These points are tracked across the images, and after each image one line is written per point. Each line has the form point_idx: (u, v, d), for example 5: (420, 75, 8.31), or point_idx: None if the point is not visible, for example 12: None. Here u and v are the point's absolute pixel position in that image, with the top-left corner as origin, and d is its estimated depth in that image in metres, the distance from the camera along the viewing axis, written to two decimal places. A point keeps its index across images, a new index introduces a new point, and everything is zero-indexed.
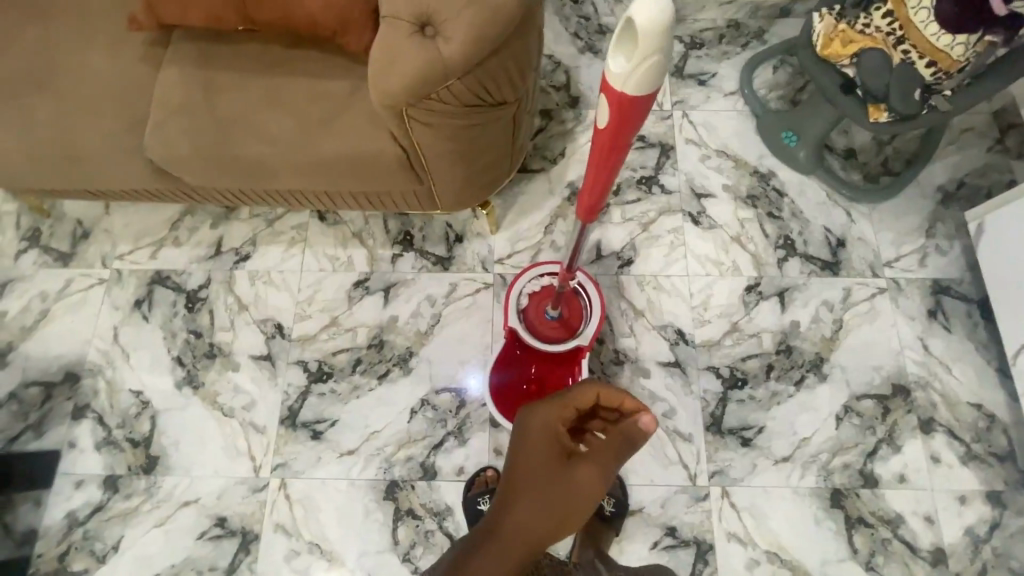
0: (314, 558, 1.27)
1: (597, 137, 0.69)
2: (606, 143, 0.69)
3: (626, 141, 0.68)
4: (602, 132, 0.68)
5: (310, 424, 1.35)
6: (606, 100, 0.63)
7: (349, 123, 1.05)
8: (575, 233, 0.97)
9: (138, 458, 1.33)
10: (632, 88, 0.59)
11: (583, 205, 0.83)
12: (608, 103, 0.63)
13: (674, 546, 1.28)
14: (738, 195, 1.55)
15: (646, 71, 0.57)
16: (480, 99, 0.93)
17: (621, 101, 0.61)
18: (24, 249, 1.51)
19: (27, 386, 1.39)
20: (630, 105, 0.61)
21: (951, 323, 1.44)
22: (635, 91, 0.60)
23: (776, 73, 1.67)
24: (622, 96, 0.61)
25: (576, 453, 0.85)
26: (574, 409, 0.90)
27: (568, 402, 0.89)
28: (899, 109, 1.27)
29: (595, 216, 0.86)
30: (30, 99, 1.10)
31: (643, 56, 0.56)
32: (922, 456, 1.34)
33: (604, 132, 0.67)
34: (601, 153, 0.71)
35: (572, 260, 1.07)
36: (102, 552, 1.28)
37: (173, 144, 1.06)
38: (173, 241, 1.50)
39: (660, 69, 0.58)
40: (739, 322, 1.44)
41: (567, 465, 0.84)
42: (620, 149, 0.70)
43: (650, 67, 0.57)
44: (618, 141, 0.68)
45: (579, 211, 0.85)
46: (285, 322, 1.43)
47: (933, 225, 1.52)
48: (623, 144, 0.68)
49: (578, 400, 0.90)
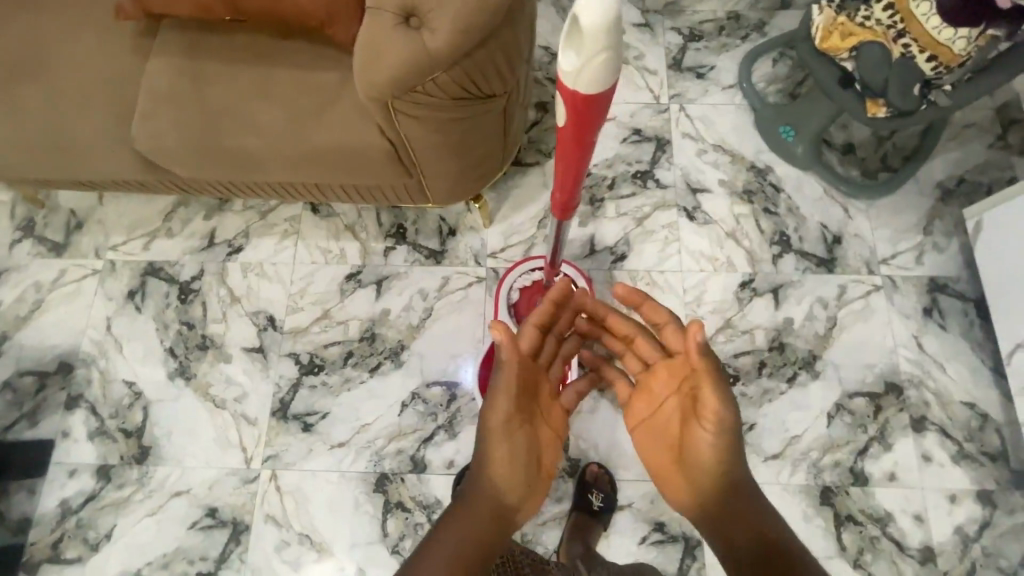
0: (304, 548, 1.28)
1: (560, 136, 0.69)
2: (570, 142, 0.68)
3: (592, 137, 0.67)
4: (565, 130, 0.67)
5: (302, 417, 1.36)
6: (564, 99, 0.62)
7: (337, 115, 1.04)
8: (556, 227, 0.96)
9: (131, 448, 1.34)
10: (584, 85, 0.58)
11: (557, 202, 0.83)
12: (565, 101, 0.62)
13: (662, 541, 1.29)
14: (734, 190, 1.54)
15: (598, 68, 0.56)
16: (468, 92, 0.92)
17: (577, 99, 0.60)
18: (18, 239, 1.51)
19: (22, 375, 1.40)
20: (590, 104, 0.61)
21: (947, 322, 1.42)
22: (590, 89, 0.59)
23: (776, 66, 1.65)
24: (577, 94, 0.60)
25: None
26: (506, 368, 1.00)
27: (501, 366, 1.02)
28: (897, 104, 1.25)
29: (571, 212, 0.86)
30: (18, 89, 1.09)
31: (593, 52, 0.55)
32: (913, 454, 1.33)
33: (566, 131, 0.67)
34: (567, 150, 0.70)
35: (555, 254, 1.07)
36: (95, 540, 1.29)
37: (161, 136, 1.06)
38: (166, 232, 1.50)
39: (612, 65, 0.57)
40: (732, 318, 1.43)
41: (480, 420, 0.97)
42: (587, 146, 0.69)
43: (601, 64, 0.56)
44: (581, 140, 0.67)
45: (554, 206, 0.85)
46: (277, 314, 1.43)
47: (931, 222, 1.50)
48: (590, 141, 0.67)
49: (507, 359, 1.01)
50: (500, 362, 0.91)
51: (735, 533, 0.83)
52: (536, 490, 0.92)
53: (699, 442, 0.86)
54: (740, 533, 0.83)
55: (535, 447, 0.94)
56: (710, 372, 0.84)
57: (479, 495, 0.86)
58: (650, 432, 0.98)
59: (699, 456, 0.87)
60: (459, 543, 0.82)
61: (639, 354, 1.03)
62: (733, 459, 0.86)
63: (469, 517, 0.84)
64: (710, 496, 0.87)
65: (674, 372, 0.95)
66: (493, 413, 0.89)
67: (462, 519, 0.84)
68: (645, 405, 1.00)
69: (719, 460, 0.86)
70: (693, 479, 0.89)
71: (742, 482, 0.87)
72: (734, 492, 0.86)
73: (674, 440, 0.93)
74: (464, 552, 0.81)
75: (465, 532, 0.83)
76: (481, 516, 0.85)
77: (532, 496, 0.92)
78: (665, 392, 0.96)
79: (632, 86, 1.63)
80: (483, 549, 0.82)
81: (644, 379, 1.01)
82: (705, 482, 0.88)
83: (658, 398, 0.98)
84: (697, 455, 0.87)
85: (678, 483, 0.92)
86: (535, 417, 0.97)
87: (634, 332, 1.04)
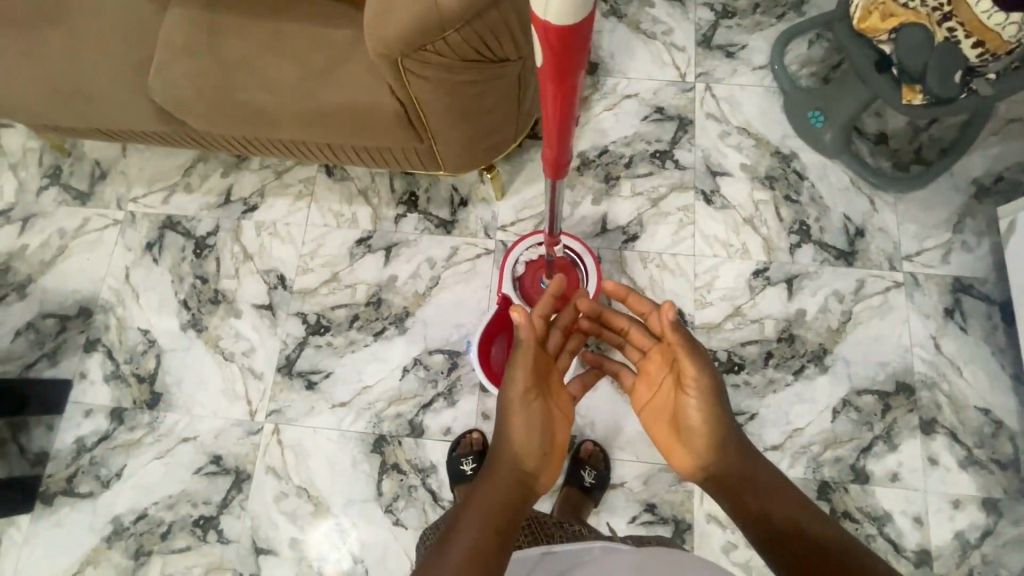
0: (301, 501, 1.32)
1: (543, 81, 0.65)
2: (555, 91, 0.65)
3: (574, 82, 0.63)
4: (545, 73, 0.63)
5: (306, 374, 1.39)
6: (539, 36, 0.57)
7: (348, 73, 1.03)
8: (550, 191, 0.95)
9: (143, 393, 1.39)
10: (554, 15, 0.53)
11: (548, 159, 0.81)
12: (540, 39, 0.58)
13: (652, 522, 1.29)
14: (755, 175, 1.49)
15: None
16: (479, 55, 0.90)
17: (550, 33, 0.56)
18: (45, 185, 1.55)
19: (44, 317, 1.46)
20: (566, 37, 0.56)
21: (968, 324, 1.37)
22: (562, 19, 0.54)
23: (811, 48, 1.58)
24: (550, 26, 0.55)
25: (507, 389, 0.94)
26: None
27: None
28: (935, 92, 1.20)
29: (563, 172, 0.84)
30: (36, 31, 1.10)
31: None
32: (919, 456, 1.30)
33: (547, 73, 0.63)
34: (555, 97, 0.66)
35: (554, 224, 1.08)
36: (106, 477, 1.35)
37: (175, 87, 1.07)
38: (185, 187, 1.53)
39: None
40: (742, 306, 1.40)
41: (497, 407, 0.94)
42: (571, 90, 0.65)
43: None
44: (563, 86, 0.64)
45: (546, 165, 0.84)
46: (287, 274, 1.45)
47: (962, 219, 1.44)
48: (572, 86, 0.64)
49: None
50: (517, 343, 0.92)
51: (744, 498, 0.79)
52: (554, 461, 0.89)
53: (687, 410, 0.87)
54: (751, 498, 0.79)
55: (554, 420, 0.91)
56: (687, 344, 0.87)
57: (499, 466, 0.83)
58: (652, 415, 0.96)
59: (690, 424, 0.86)
60: (482, 514, 0.76)
61: (637, 343, 1.05)
62: (728, 421, 0.86)
63: (493, 486, 0.80)
64: (713, 464, 0.84)
65: (665, 351, 0.97)
66: (511, 388, 0.89)
67: (483, 490, 0.80)
68: (643, 393, 0.99)
69: (711, 427, 0.85)
70: (690, 450, 0.87)
71: (743, 444, 0.85)
72: (737, 457, 0.83)
73: (668, 417, 0.91)
74: (487, 521, 0.75)
75: (488, 502, 0.78)
76: (504, 486, 0.80)
77: (549, 467, 0.88)
78: (659, 376, 0.97)
79: (658, 62, 1.58)
80: (510, 518, 0.77)
81: (643, 364, 1.02)
82: (704, 452, 0.85)
83: (656, 378, 0.97)
84: (689, 425, 0.87)
85: (681, 460, 0.88)
86: (554, 393, 0.96)
87: (628, 322, 1.06)
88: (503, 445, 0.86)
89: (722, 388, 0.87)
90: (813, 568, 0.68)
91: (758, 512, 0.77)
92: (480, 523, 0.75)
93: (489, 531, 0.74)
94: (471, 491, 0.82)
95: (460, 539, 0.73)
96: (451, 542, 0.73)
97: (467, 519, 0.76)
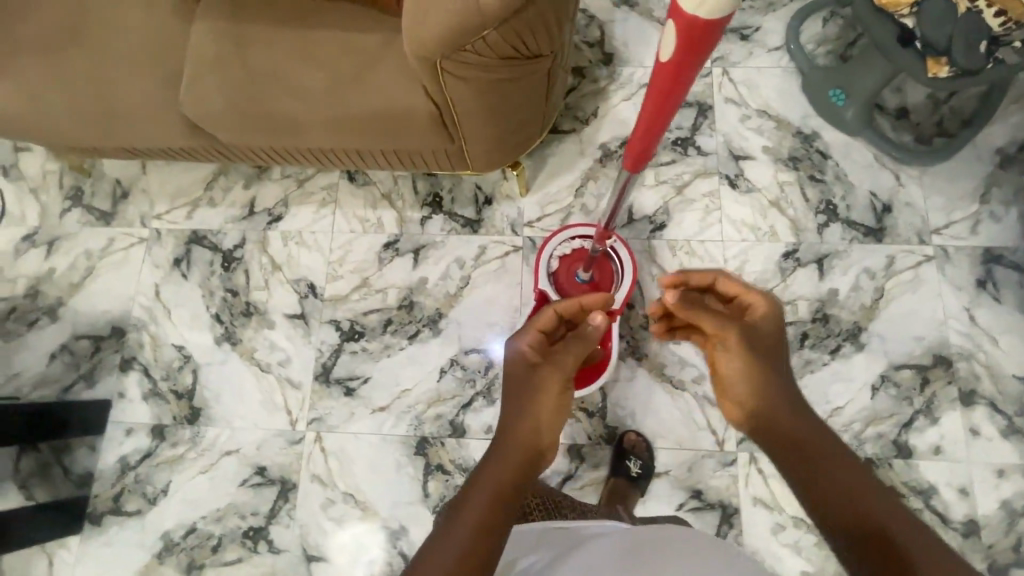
0: (349, 507, 1.32)
1: (657, 76, 0.63)
2: (664, 85, 0.63)
3: (690, 79, 0.61)
4: (665, 68, 0.61)
5: (344, 381, 1.39)
6: (674, 29, 0.55)
7: (381, 77, 1.02)
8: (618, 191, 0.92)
9: (183, 409, 1.40)
10: (706, 11, 0.51)
11: (630, 157, 0.79)
12: (676, 32, 0.55)
13: (700, 508, 1.29)
14: (779, 157, 1.49)
15: None
16: (517, 52, 0.89)
17: (692, 27, 0.53)
18: (68, 207, 1.55)
19: (78, 338, 1.46)
20: (704, 33, 0.54)
21: (1001, 294, 1.37)
22: (710, 13, 0.52)
23: (826, 26, 1.57)
24: (694, 20, 0.53)
25: (534, 364, 0.90)
26: (539, 332, 0.96)
27: (531, 326, 0.96)
28: (962, 63, 1.19)
29: (642, 167, 0.81)
30: (62, 56, 1.09)
31: None
32: (961, 428, 1.30)
33: (668, 68, 0.60)
34: (664, 93, 0.64)
35: (611, 221, 1.04)
36: (152, 494, 1.36)
37: (206, 102, 1.07)
38: (208, 201, 1.53)
39: None
40: (774, 289, 1.40)
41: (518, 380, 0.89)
42: (681, 89, 0.63)
43: None
44: (680, 83, 0.62)
45: (625, 162, 0.81)
46: (317, 282, 1.46)
47: (989, 189, 1.44)
48: (687, 83, 0.62)
49: (541, 323, 0.97)
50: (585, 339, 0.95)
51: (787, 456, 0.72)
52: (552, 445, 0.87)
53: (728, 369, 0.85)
54: (802, 462, 0.71)
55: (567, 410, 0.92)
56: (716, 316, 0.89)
57: (510, 443, 0.78)
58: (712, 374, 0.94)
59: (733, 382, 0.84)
60: (490, 492, 0.72)
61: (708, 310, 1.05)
62: (781, 389, 0.80)
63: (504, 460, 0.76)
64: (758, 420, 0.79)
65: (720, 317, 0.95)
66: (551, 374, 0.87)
67: (493, 468, 0.75)
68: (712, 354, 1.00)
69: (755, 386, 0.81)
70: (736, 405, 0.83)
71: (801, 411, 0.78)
72: (789, 419, 0.76)
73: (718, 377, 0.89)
74: (495, 500, 0.71)
75: (496, 481, 0.73)
76: (516, 466, 0.76)
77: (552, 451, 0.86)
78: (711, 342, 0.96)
79: None
80: (518, 495, 0.73)
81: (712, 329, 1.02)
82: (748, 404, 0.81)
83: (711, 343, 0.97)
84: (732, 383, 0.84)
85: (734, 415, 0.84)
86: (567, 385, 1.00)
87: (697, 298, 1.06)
88: (521, 421, 0.81)
89: (769, 352, 0.84)
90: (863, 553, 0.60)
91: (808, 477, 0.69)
92: (490, 499, 0.71)
93: (500, 507, 0.71)
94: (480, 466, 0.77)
95: (469, 512, 0.69)
96: (459, 515, 0.70)
97: (475, 494, 0.72)
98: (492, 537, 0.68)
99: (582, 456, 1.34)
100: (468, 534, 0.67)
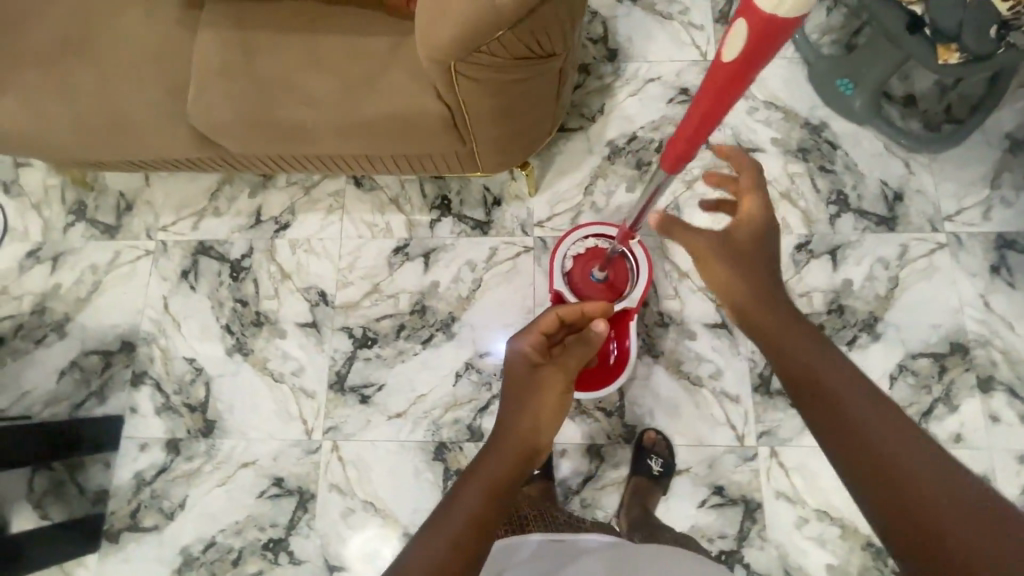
0: (369, 515, 1.31)
1: (715, 75, 0.60)
2: (721, 85, 0.60)
3: (750, 79, 0.59)
4: (725, 67, 0.58)
5: (358, 389, 1.38)
6: (745, 27, 0.52)
7: (393, 81, 1.01)
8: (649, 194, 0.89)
9: (196, 422, 1.39)
10: (786, 9, 0.48)
11: (670, 158, 0.76)
12: (748, 31, 0.52)
13: (722, 504, 1.29)
14: (788, 148, 1.48)
15: None
16: (533, 52, 0.88)
17: (766, 26, 0.51)
18: (71, 222, 1.53)
19: (87, 354, 1.44)
20: (777, 31, 0.51)
21: (1016, 279, 1.37)
22: (790, 12, 0.49)
23: (829, 15, 1.56)
24: (770, 19, 0.50)
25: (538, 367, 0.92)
26: (540, 335, 0.96)
27: (533, 328, 0.96)
28: (971, 48, 1.18)
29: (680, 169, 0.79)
30: (67, 70, 1.08)
31: None
32: (980, 415, 1.30)
33: (730, 68, 0.58)
34: (720, 91, 0.61)
35: (638, 223, 1.02)
36: (169, 509, 1.34)
37: (215, 112, 1.05)
38: (213, 211, 1.51)
39: None
40: (788, 281, 1.40)
41: (521, 382, 0.91)
42: (739, 88, 0.60)
43: None
44: (740, 83, 0.59)
45: (663, 163, 0.78)
46: (328, 290, 1.44)
47: (999, 175, 1.43)
48: (745, 83, 0.59)
49: (542, 326, 0.97)
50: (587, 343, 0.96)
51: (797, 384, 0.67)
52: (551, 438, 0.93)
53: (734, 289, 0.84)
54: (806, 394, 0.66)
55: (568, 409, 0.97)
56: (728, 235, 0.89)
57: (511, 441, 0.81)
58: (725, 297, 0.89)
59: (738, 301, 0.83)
60: (490, 484, 0.74)
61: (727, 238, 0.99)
62: (766, 304, 0.80)
63: (501, 456, 0.79)
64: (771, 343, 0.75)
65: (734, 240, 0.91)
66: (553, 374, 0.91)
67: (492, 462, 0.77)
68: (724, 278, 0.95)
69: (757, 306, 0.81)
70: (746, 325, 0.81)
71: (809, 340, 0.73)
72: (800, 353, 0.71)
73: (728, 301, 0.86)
74: (494, 492, 0.73)
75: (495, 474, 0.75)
76: (513, 460, 0.78)
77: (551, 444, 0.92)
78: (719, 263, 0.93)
79: (677, 43, 1.56)
80: (513, 490, 0.75)
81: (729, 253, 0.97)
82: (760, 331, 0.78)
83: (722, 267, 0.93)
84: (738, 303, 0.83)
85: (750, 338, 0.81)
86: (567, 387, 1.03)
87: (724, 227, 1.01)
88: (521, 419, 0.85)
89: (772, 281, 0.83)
90: (868, 492, 0.54)
91: (818, 413, 0.63)
92: (487, 492, 0.72)
93: (493, 501, 0.71)
94: (478, 460, 0.79)
95: (467, 505, 0.70)
96: (458, 504, 0.70)
97: (473, 487, 0.73)
98: (492, 528, 0.69)
99: (602, 456, 1.33)
100: (468, 523, 0.67)
